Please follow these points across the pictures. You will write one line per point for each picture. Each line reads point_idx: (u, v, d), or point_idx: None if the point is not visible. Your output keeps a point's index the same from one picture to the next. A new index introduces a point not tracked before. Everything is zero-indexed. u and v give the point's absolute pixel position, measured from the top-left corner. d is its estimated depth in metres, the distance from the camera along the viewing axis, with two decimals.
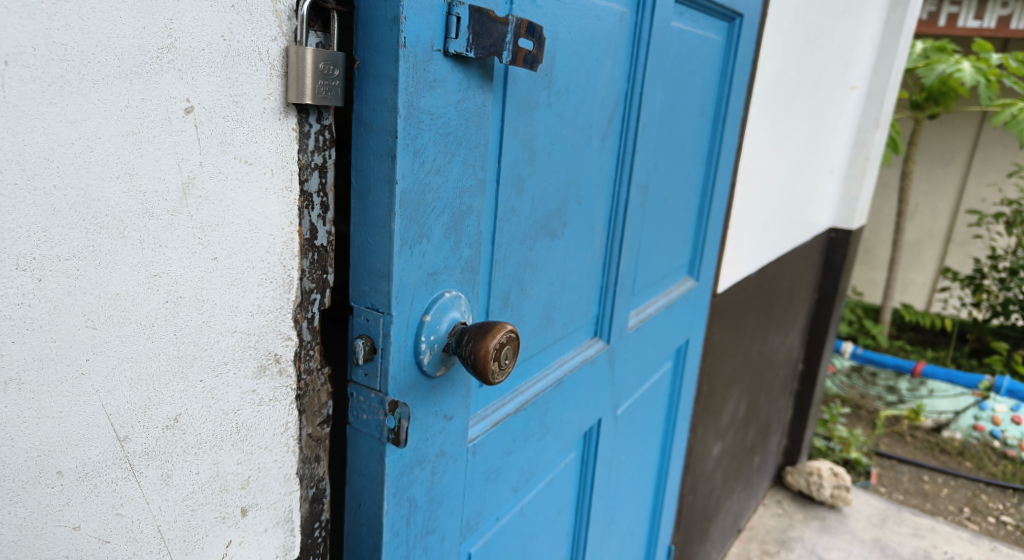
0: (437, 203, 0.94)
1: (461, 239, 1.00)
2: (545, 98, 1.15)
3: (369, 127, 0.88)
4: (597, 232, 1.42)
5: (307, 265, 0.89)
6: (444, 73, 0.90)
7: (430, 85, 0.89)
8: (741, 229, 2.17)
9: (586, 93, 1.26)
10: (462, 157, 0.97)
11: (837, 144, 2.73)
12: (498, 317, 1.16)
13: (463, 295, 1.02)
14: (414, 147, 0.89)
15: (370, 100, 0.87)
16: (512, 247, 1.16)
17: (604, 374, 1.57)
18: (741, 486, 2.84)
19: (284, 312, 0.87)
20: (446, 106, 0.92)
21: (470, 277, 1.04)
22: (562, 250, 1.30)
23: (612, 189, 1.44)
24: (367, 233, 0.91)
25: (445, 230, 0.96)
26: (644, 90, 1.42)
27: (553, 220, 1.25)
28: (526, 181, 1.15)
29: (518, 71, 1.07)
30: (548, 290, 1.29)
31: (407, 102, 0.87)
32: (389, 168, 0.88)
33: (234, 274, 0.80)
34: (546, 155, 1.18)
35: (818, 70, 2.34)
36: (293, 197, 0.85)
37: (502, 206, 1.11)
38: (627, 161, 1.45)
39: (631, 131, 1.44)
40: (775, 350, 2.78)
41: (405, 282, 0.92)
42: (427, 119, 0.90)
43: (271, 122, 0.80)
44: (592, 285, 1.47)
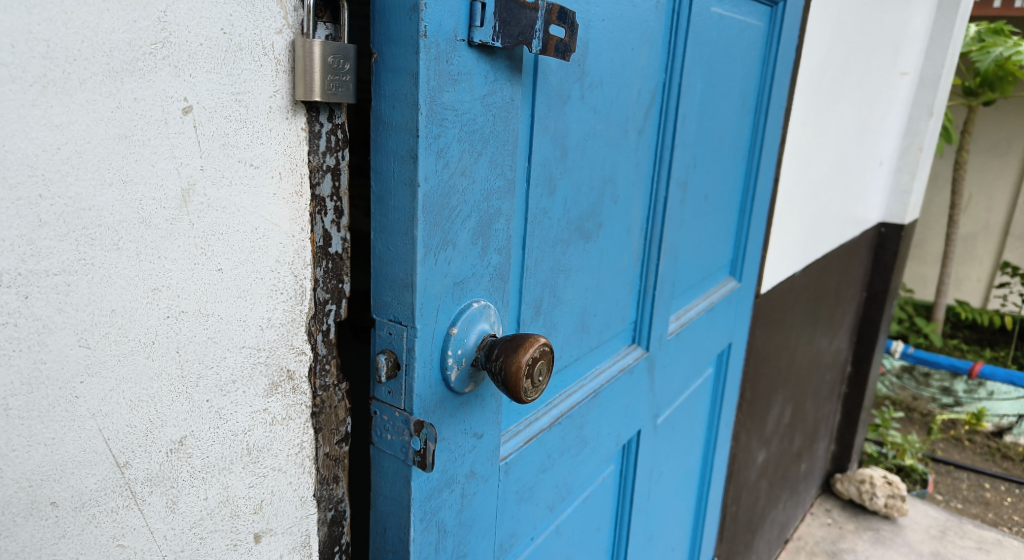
0: (463, 207, 0.87)
1: (489, 245, 0.93)
2: (577, 91, 1.08)
3: (387, 125, 0.81)
4: (634, 232, 1.35)
5: (321, 274, 0.83)
6: (469, 65, 0.83)
7: (454, 79, 0.82)
8: (787, 224, 2.07)
9: (621, 85, 1.18)
10: (490, 156, 0.90)
11: (887, 134, 2.60)
12: (529, 327, 1.09)
13: (492, 306, 0.95)
14: (437, 147, 0.82)
15: (389, 96, 0.80)
16: (544, 252, 1.09)
17: (643, 383, 1.50)
18: (788, 495, 2.74)
19: (296, 324, 0.81)
20: (471, 102, 0.85)
21: (500, 285, 0.97)
22: (596, 253, 1.23)
23: (650, 188, 1.37)
24: (388, 240, 0.84)
25: (471, 235, 0.90)
26: (682, 80, 1.34)
27: (587, 221, 1.18)
28: (558, 180, 1.08)
29: (549, 62, 1.00)
30: (583, 295, 1.23)
31: (429, 98, 0.79)
32: (410, 170, 0.81)
33: (242, 284, 0.75)
34: (579, 151, 1.11)
35: (867, 57, 2.23)
36: (303, 202, 0.79)
37: (534, 208, 1.04)
38: (666, 157, 1.37)
39: (670, 125, 1.36)
40: (822, 352, 2.68)
41: (430, 292, 0.86)
42: (451, 116, 0.83)
43: (278, 121, 0.74)
44: (630, 288, 1.39)
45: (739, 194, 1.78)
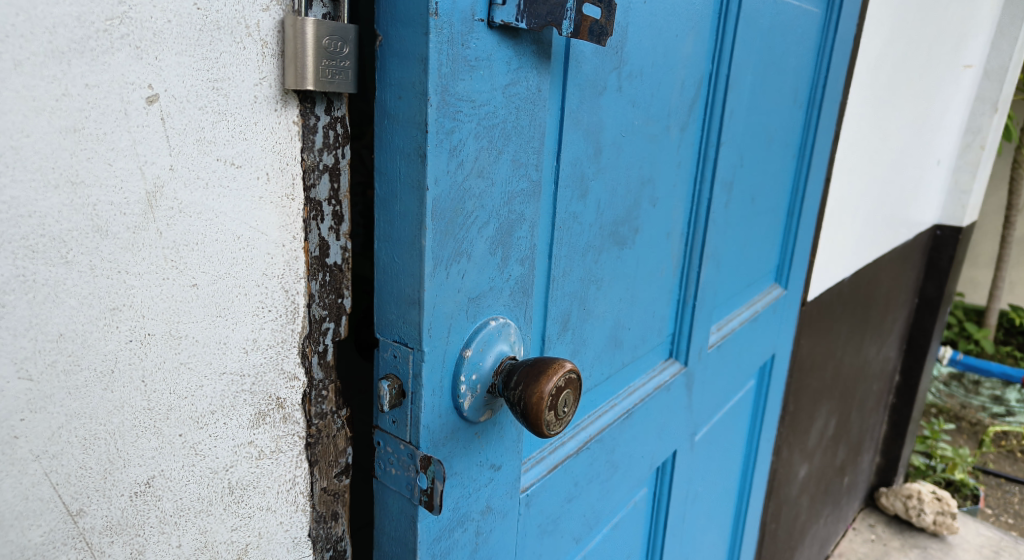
0: (480, 213, 0.76)
1: (509, 255, 0.82)
2: (614, 81, 0.96)
3: (393, 118, 0.70)
4: (674, 237, 1.23)
5: (317, 288, 0.73)
6: (488, 50, 0.72)
7: (471, 66, 0.71)
8: (837, 226, 1.93)
9: (663, 75, 1.06)
10: (512, 153, 0.78)
11: (946, 130, 2.43)
12: (555, 344, 0.98)
13: (512, 323, 0.84)
14: (450, 144, 0.71)
15: (394, 85, 0.69)
16: (574, 260, 0.97)
17: (680, 400, 1.38)
18: (829, 510, 2.60)
19: (287, 346, 0.71)
20: (491, 91, 0.73)
21: (522, 299, 0.86)
22: (632, 261, 1.12)
23: (691, 189, 1.25)
24: (393, 250, 0.73)
25: (488, 244, 0.79)
26: (731, 71, 1.22)
27: (623, 225, 1.06)
28: (591, 181, 0.97)
29: (583, 48, 0.88)
30: (617, 307, 1.11)
31: (440, 87, 0.68)
32: (418, 170, 0.70)
33: (222, 302, 0.64)
34: (614, 149, 0.99)
35: (928, 48, 2.07)
36: (296, 207, 0.69)
37: (562, 212, 0.92)
38: (710, 154, 1.25)
39: (716, 119, 1.23)
40: (869, 361, 2.52)
41: (441, 310, 0.75)
42: (466, 107, 0.71)
43: (264, 113, 0.64)
44: (667, 298, 1.27)
45: (789, 194, 1.65)
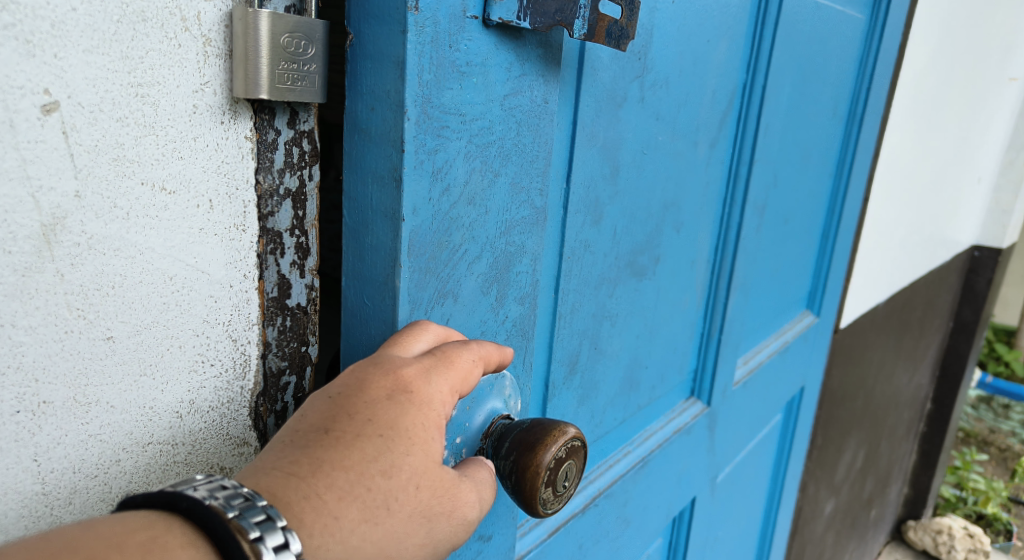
0: (470, 246, 0.64)
1: (506, 293, 0.70)
2: (635, 92, 0.83)
3: (364, 134, 0.58)
4: (699, 266, 1.10)
5: (274, 336, 0.61)
6: (484, 53, 0.60)
7: (460, 72, 0.58)
8: (873, 249, 1.79)
9: (693, 86, 0.93)
10: (511, 176, 0.66)
11: (988, 147, 2.28)
12: (560, 390, 0.86)
13: (508, 375, 0.72)
14: (433, 166, 0.58)
15: (367, 94, 0.57)
16: (585, 295, 0.85)
17: (701, 442, 1.25)
18: (854, 546, 2.46)
19: (235, 406, 0.59)
20: (485, 103, 0.61)
21: (520, 344, 0.73)
22: (651, 294, 0.99)
23: (718, 213, 1.12)
24: (362, 290, 0.61)
25: (480, 281, 0.66)
26: (767, 82, 1.09)
27: (642, 254, 0.94)
28: (606, 206, 0.84)
29: (600, 53, 0.76)
30: (633, 345, 0.98)
31: (420, 97, 0.56)
32: (391, 198, 0.58)
33: (148, 359, 0.52)
34: (633, 169, 0.87)
35: (974, 60, 1.93)
36: (248, 240, 0.57)
37: (572, 242, 0.80)
38: (741, 174, 1.12)
39: (749, 135, 1.10)
40: (901, 390, 2.37)
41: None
42: (455, 122, 0.59)
43: (207, 127, 0.52)
44: (690, 332, 1.14)
45: (824, 215, 1.51)
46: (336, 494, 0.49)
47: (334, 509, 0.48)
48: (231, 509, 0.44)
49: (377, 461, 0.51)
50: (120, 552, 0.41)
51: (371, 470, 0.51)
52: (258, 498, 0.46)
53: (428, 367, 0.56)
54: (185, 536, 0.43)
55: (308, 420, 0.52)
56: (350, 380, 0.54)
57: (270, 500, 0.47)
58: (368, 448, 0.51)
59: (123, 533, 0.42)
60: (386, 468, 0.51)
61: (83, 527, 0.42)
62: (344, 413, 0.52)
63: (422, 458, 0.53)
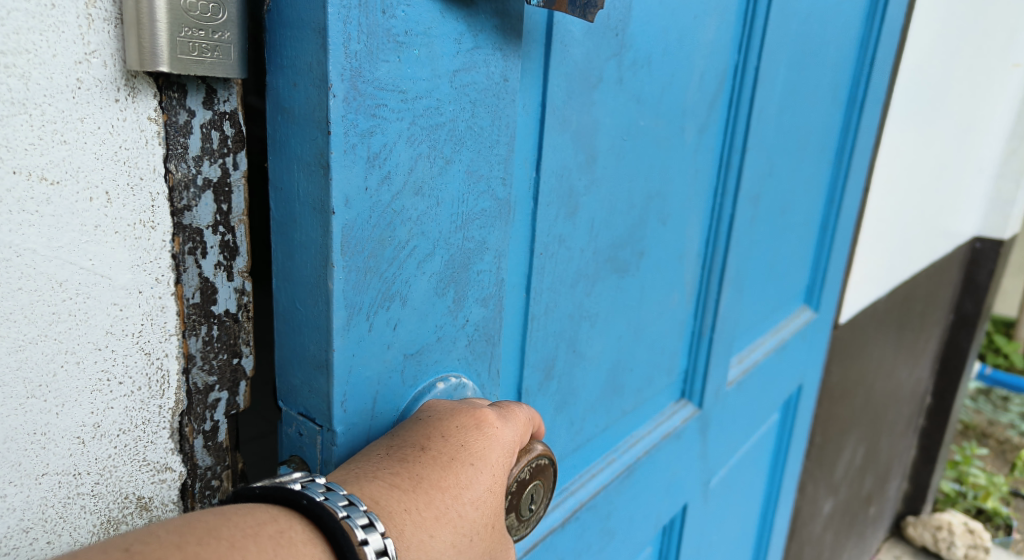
0: (418, 242, 0.56)
1: (465, 295, 0.62)
2: (612, 71, 0.75)
3: (287, 114, 0.50)
4: (688, 260, 1.02)
5: (198, 347, 0.54)
6: (425, 21, 0.52)
7: (397, 44, 0.51)
8: (872, 241, 1.71)
9: (678, 66, 0.86)
10: (466, 162, 0.58)
11: (991, 135, 2.21)
12: (534, 398, 0.78)
13: (467, 383, 0.64)
14: (368, 150, 0.51)
15: (288, 68, 0.49)
16: (560, 294, 0.77)
17: (693, 447, 1.18)
18: (852, 543, 2.39)
19: (151, 428, 0.53)
20: (432, 79, 0.54)
21: (483, 350, 0.66)
22: (635, 292, 0.91)
23: (709, 204, 1.04)
24: (294, 293, 0.54)
25: (433, 282, 0.59)
26: (761, 63, 1.01)
27: (624, 249, 0.86)
28: (582, 197, 0.76)
29: (570, 28, 0.68)
30: (615, 347, 0.91)
31: (347, 70, 0.48)
32: (319, 187, 0.50)
33: (36, 379, 0.46)
34: (612, 156, 0.79)
35: (978, 44, 1.85)
36: (160, 238, 0.51)
37: (542, 236, 0.72)
38: (732, 161, 1.04)
39: (741, 119, 1.02)
40: (900, 384, 2.30)
41: (361, 374, 0.56)
42: (393, 99, 0.51)
43: (97, 105, 0.46)
44: (678, 331, 1.07)
45: (821, 206, 1.43)
46: (433, 514, 0.52)
47: (430, 528, 0.51)
48: (341, 508, 0.47)
49: (467, 490, 0.54)
50: (255, 545, 0.43)
51: (462, 496, 0.54)
52: (361, 502, 0.48)
53: (503, 411, 0.59)
54: (306, 533, 0.46)
55: (402, 436, 0.55)
56: (439, 408, 0.58)
57: (372, 506, 0.49)
58: (460, 473, 0.54)
59: (254, 525, 0.44)
60: (473, 498, 0.54)
61: (215, 516, 0.44)
62: (439, 434, 0.55)
63: (499, 494, 0.56)
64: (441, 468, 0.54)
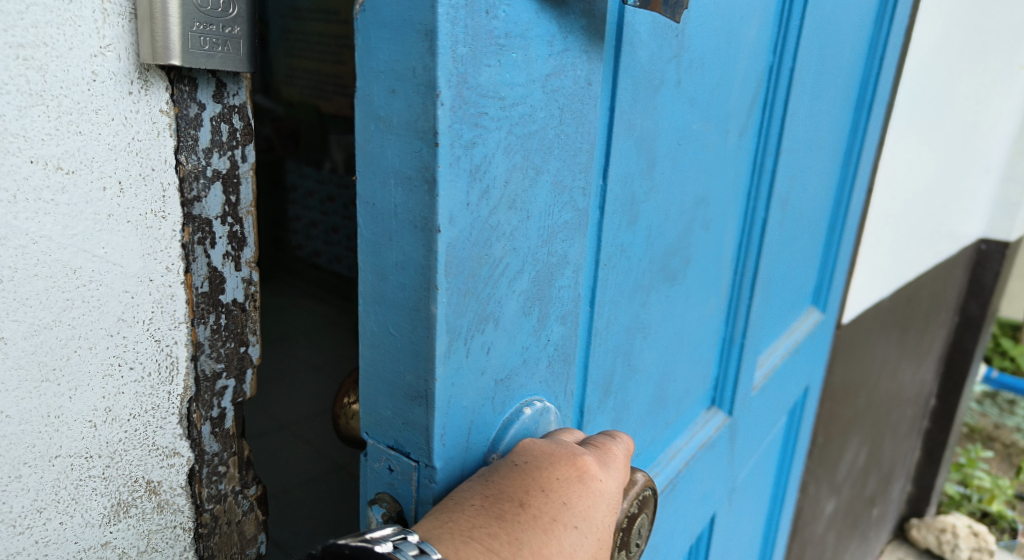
0: (509, 257, 0.57)
1: (547, 312, 0.63)
2: (671, 75, 0.76)
3: (383, 123, 0.51)
4: (724, 266, 1.03)
5: (206, 335, 0.61)
6: (521, 23, 0.53)
7: (498, 46, 0.52)
8: (876, 243, 1.71)
9: (725, 70, 0.87)
10: (553, 172, 0.59)
11: (996, 136, 2.21)
12: (595, 414, 0.79)
13: (549, 408, 0.66)
14: (470, 162, 0.52)
15: (385, 73, 0.50)
16: (620, 305, 0.78)
17: (723, 454, 1.18)
18: (855, 545, 2.40)
19: (161, 412, 0.59)
20: (526, 84, 0.55)
21: (559, 372, 0.67)
22: (681, 300, 0.92)
23: (743, 205, 1.05)
24: (388, 317, 0.55)
25: (521, 299, 0.60)
26: (795, 67, 1.02)
27: (674, 257, 0.87)
28: (641, 204, 0.77)
29: (638, 31, 0.69)
30: (663, 357, 0.92)
31: (456, 75, 0.50)
32: (424, 203, 0.51)
33: (50, 363, 0.52)
34: (668, 162, 0.80)
35: (984, 46, 1.85)
36: (170, 231, 0.57)
37: (608, 246, 0.73)
38: (766, 165, 1.05)
39: (774, 123, 1.03)
40: (904, 386, 2.31)
41: (458, 404, 0.57)
42: (493, 107, 0.53)
43: (111, 98, 0.52)
44: (711, 337, 1.07)
45: (830, 210, 1.44)
46: None
47: None
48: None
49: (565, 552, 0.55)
50: None
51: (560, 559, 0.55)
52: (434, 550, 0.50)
53: (604, 457, 0.61)
54: None
55: (499, 485, 0.55)
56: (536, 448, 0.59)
57: None
58: (560, 534, 0.55)
59: None
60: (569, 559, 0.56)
61: None
62: (539, 488, 0.55)
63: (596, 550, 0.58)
64: (543, 528, 0.54)
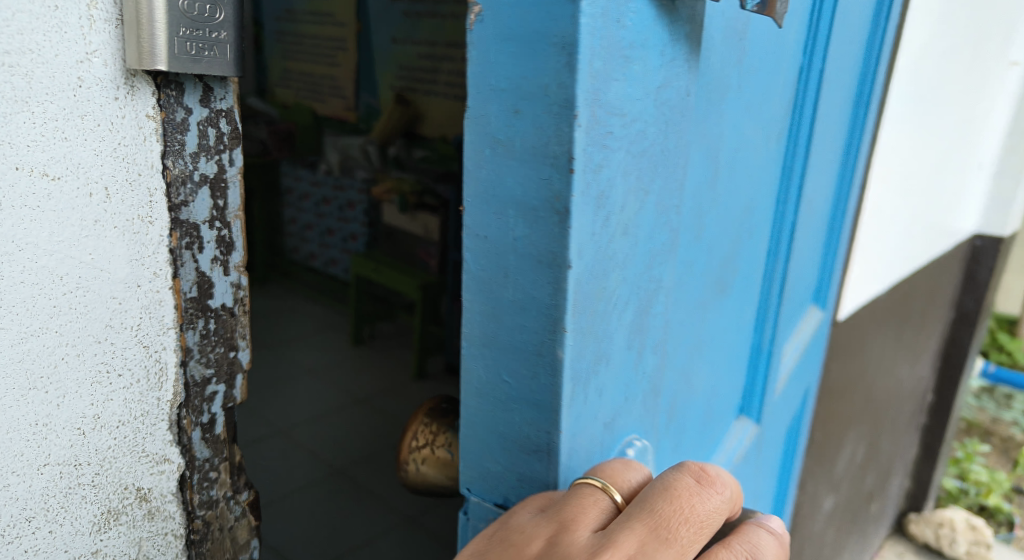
0: (620, 287, 0.60)
1: (646, 343, 0.66)
2: (734, 76, 0.73)
3: (507, 148, 0.54)
4: (761, 274, 1.00)
5: (195, 340, 0.61)
6: (644, 35, 0.55)
7: (625, 60, 0.53)
8: (871, 239, 1.71)
9: (771, 72, 0.84)
10: (656, 194, 0.61)
11: (989, 131, 2.21)
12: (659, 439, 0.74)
13: (648, 445, 0.69)
14: (597, 189, 0.54)
15: (509, 90, 0.53)
16: (681, 321, 0.74)
17: (751, 468, 1.14)
18: (854, 541, 2.40)
19: (150, 419, 0.59)
20: (645, 99, 0.56)
21: (651, 405, 0.70)
22: (727, 312, 0.89)
23: (776, 208, 1.00)
24: (505, 362, 0.59)
25: (627, 332, 0.62)
26: (824, 67, 1.01)
27: (724, 267, 0.83)
28: (704, 214, 0.73)
29: (712, 31, 0.66)
30: (710, 372, 0.88)
31: (592, 95, 0.51)
32: (550, 237, 0.54)
33: (38, 371, 0.52)
34: (726, 168, 0.77)
35: (977, 42, 1.85)
36: (157, 235, 0.57)
37: (676, 259, 0.69)
38: (800, 169, 1.02)
39: (806, 125, 1.01)
40: (902, 382, 2.31)
41: (575, 452, 0.60)
42: (617, 125, 0.54)
43: (97, 102, 0.52)
44: (746, 347, 1.02)
45: (831, 209, 1.43)
46: None
47: None
48: None
49: None
50: None
51: None
52: None
53: None
54: None
55: None
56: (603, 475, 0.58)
57: None
58: None
59: None
60: None
61: None
62: None
63: None
64: None
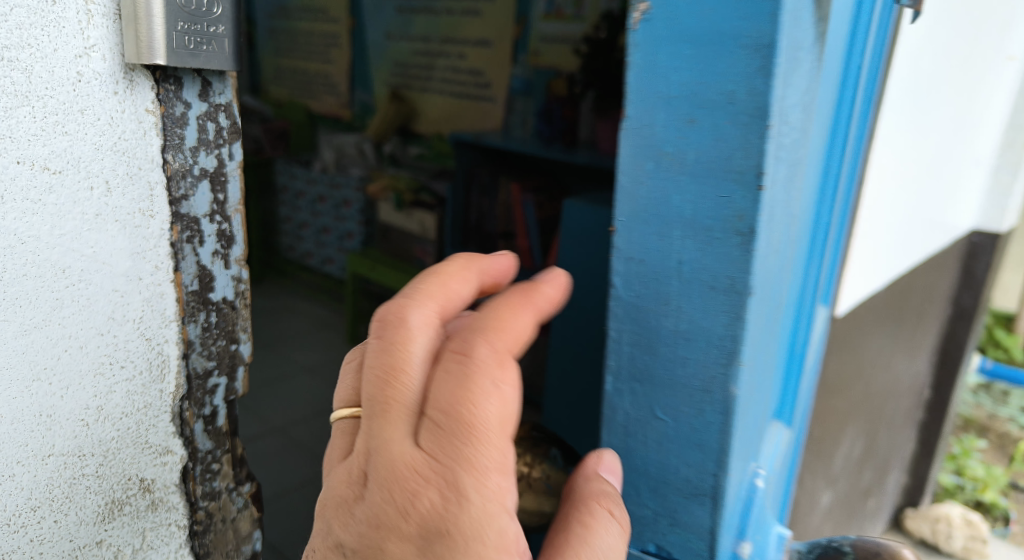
0: (767, 282, 0.70)
1: (766, 337, 0.77)
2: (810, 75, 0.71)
3: (681, 156, 0.66)
4: (803, 280, 0.97)
5: (197, 333, 0.63)
6: (801, 52, 0.66)
7: (792, 74, 0.64)
8: (868, 236, 1.71)
9: (830, 70, 0.81)
10: (788, 198, 0.72)
11: (987, 128, 2.21)
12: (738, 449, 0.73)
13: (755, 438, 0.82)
14: (769, 195, 0.65)
15: (686, 101, 0.65)
16: (761, 330, 0.71)
17: (783, 480, 1.09)
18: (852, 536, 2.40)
19: (153, 411, 0.61)
20: (795, 111, 0.68)
21: (760, 394, 0.82)
22: (780, 320, 0.85)
23: (816, 211, 0.96)
24: (673, 350, 0.70)
25: (763, 326, 0.73)
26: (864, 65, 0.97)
27: (784, 274, 0.80)
28: (781, 217, 0.71)
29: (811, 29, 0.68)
30: (765, 384, 0.84)
31: (776, 105, 0.62)
32: (734, 244, 0.65)
33: (41, 362, 0.54)
34: (795, 170, 0.74)
35: (972, 39, 1.86)
36: (157, 230, 0.59)
37: (768, 263, 0.67)
38: (838, 171, 0.99)
39: (845, 125, 0.98)
40: (899, 377, 2.32)
41: (733, 437, 0.71)
42: (783, 134, 0.65)
43: (97, 98, 0.55)
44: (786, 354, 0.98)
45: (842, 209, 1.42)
46: None
47: None
48: None
49: None
50: None
51: None
52: None
53: None
54: None
55: None
56: None
57: None
58: None
59: None
60: None
61: None
62: None
63: None
64: None
